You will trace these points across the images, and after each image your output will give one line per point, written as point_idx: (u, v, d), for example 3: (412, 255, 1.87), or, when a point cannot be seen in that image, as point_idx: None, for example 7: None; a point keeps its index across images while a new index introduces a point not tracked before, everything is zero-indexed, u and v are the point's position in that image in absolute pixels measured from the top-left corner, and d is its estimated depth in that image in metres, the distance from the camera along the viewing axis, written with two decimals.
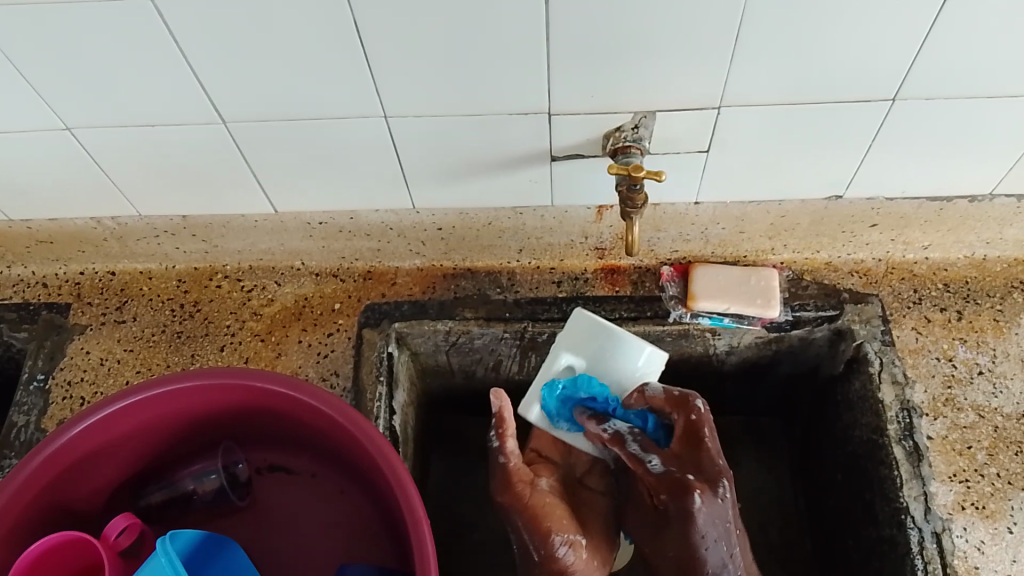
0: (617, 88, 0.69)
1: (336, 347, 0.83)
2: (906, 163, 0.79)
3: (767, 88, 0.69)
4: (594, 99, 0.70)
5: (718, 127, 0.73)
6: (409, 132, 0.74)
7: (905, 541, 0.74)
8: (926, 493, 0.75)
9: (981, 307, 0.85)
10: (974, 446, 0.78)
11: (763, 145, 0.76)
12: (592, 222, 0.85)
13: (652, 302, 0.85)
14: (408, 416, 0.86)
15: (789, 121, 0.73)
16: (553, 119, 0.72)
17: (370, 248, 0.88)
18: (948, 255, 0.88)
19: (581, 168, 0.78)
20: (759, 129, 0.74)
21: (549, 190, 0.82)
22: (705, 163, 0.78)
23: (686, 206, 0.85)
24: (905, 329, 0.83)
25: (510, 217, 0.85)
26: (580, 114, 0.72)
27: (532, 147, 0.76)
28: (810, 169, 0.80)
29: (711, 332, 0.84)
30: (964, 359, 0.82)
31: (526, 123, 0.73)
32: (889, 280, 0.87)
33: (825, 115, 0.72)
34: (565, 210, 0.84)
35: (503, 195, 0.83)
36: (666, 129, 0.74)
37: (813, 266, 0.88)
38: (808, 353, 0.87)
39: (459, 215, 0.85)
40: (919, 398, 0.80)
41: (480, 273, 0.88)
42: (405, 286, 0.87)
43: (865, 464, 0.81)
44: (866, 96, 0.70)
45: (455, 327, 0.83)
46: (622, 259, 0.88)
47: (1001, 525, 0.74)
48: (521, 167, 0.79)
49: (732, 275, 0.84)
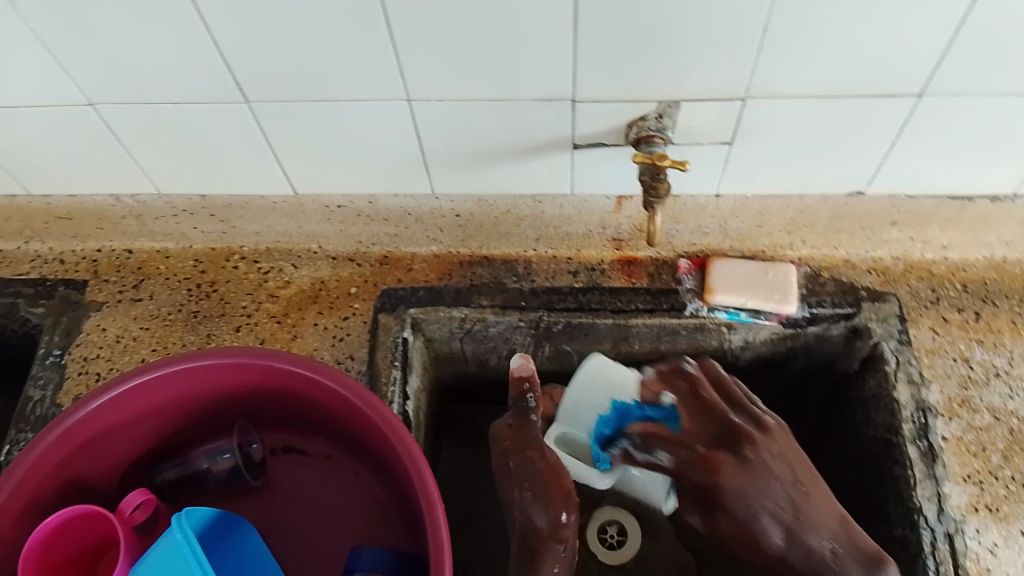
0: (642, 77, 0.69)
1: (351, 329, 0.83)
2: (932, 160, 0.78)
3: (792, 81, 0.69)
4: (617, 88, 0.70)
5: (740, 119, 0.73)
6: (430, 116, 0.74)
7: (917, 541, 0.74)
8: (939, 494, 0.75)
9: (1000, 308, 0.84)
10: (989, 448, 0.78)
11: (784, 138, 0.76)
12: (611, 212, 0.88)
13: (669, 294, 0.85)
14: (421, 404, 0.86)
15: (813, 115, 0.73)
16: (576, 107, 0.72)
17: (388, 232, 0.88)
18: (967, 256, 0.86)
19: (601, 157, 0.78)
20: (784, 122, 0.73)
21: (569, 177, 0.82)
22: (727, 156, 0.78)
23: (706, 198, 0.88)
24: (922, 329, 0.83)
25: (528, 205, 0.89)
26: (604, 102, 0.72)
27: (555, 134, 0.76)
28: (830, 165, 0.79)
29: (726, 326, 0.84)
30: (981, 360, 0.82)
31: (548, 110, 0.73)
32: (907, 278, 0.85)
33: (851, 109, 0.72)
34: (584, 200, 0.88)
35: (524, 182, 0.83)
36: (689, 119, 0.74)
37: (832, 263, 0.86)
38: (823, 351, 0.87)
39: (478, 202, 0.89)
40: (934, 398, 0.80)
41: (496, 261, 0.87)
42: (421, 273, 0.86)
43: (878, 463, 0.81)
44: (891, 90, 0.70)
45: (471, 314, 0.84)
46: (639, 250, 0.87)
47: (1014, 529, 0.74)
48: (542, 155, 0.78)
49: (750, 269, 0.84)
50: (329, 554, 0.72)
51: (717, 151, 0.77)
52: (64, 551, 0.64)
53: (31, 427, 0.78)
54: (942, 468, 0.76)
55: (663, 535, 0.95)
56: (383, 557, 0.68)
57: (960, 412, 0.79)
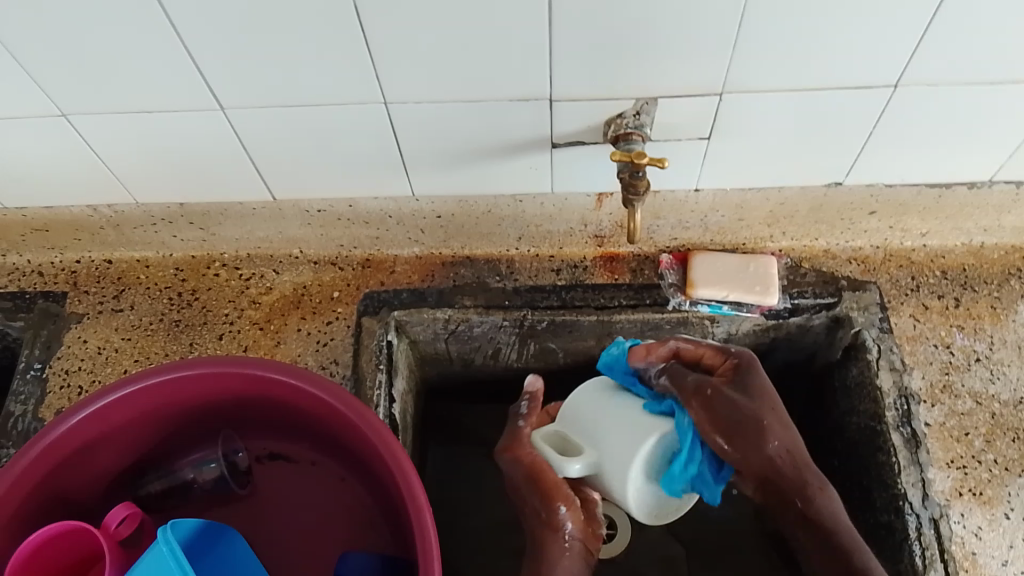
0: (619, 75, 0.69)
1: (334, 334, 0.83)
2: (909, 151, 0.79)
3: (767, 76, 0.69)
4: (593, 86, 0.70)
5: (717, 116, 0.74)
6: (407, 119, 0.74)
7: (903, 527, 0.75)
8: (923, 479, 0.76)
9: (978, 294, 0.85)
10: (972, 432, 0.78)
11: (761, 134, 0.76)
12: (591, 211, 0.85)
13: (651, 289, 0.86)
14: (406, 405, 0.86)
15: (790, 108, 0.73)
16: (554, 105, 0.72)
17: (369, 235, 0.87)
18: (946, 242, 0.88)
19: (580, 155, 0.78)
20: (762, 117, 0.74)
21: (548, 175, 0.81)
22: (705, 151, 0.78)
23: (685, 193, 0.85)
24: (902, 317, 0.84)
25: (508, 205, 0.85)
26: (582, 101, 0.72)
27: (533, 134, 0.76)
28: (807, 158, 0.80)
29: (709, 319, 0.85)
30: (961, 346, 0.83)
31: (526, 109, 0.73)
32: (887, 267, 0.87)
33: (827, 102, 0.72)
34: (564, 197, 0.84)
35: (504, 183, 0.83)
36: (667, 115, 0.74)
37: (812, 253, 0.88)
38: (805, 341, 0.88)
39: (458, 203, 0.85)
40: (916, 384, 0.80)
41: (479, 261, 0.88)
42: (403, 275, 0.87)
43: (863, 451, 0.82)
44: (866, 82, 0.70)
45: (455, 315, 0.84)
46: (620, 247, 0.88)
47: (998, 511, 0.75)
48: (522, 155, 0.78)
49: (730, 262, 0.85)
50: (318, 561, 0.72)
51: (696, 147, 0.78)
52: (49, 568, 0.64)
53: (13, 443, 0.77)
54: (926, 454, 0.77)
55: (652, 528, 0.95)
56: (372, 563, 0.68)
57: (942, 399, 0.80)
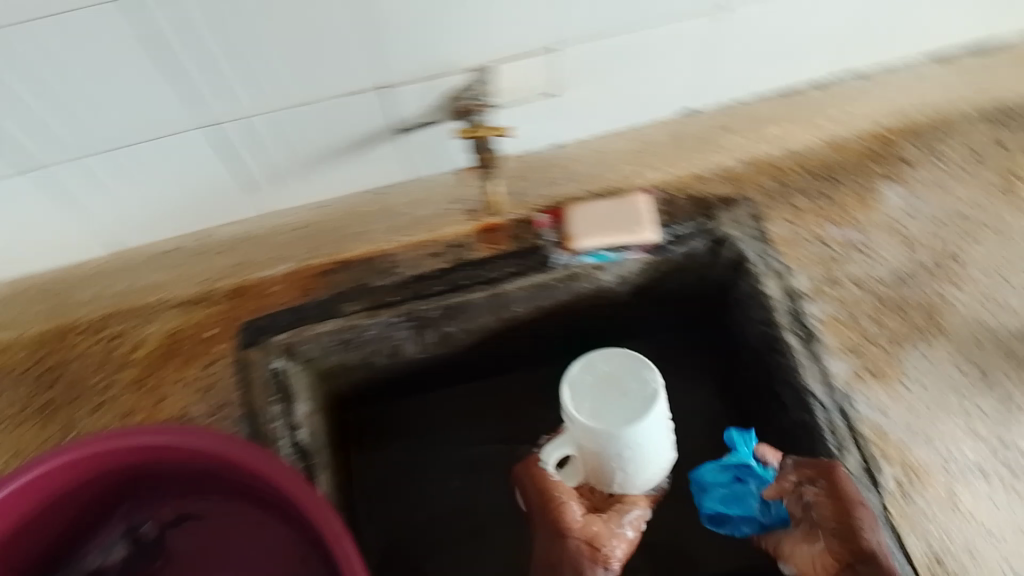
0: (449, 45, 0.70)
1: (216, 376, 0.78)
2: (742, 56, 0.82)
3: (597, 21, 0.72)
4: (425, 63, 0.70)
5: (559, 68, 0.76)
6: (247, 133, 0.73)
7: (813, 422, 0.77)
8: (824, 373, 0.78)
9: (856, 188, 0.85)
10: (861, 318, 0.80)
11: (606, 77, 0.78)
12: (456, 186, 0.87)
13: (534, 254, 0.84)
14: (315, 425, 0.83)
15: (629, 47, 0.76)
16: (394, 91, 0.72)
17: (233, 264, 0.83)
18: (801, 143, 0.87)
19: (433, 134, 0.79)
20: (602, 59, 0.76)
21: (408, 160, 0.82)
22: (557, 106, 0.80)
23: (552, 150, 0.88)
24: (777, 222, 0.84)
25: (372, 200, 0.86)
26: (414, 81, 0.72)
27: (379, 123, 0.75)
28: (654, 90, 0.83)
29: (596, 267, 0.84)
30: (838, 239, 0.83)
31: (364, 101, 0.72)
32: (754, 178, 0.86)
33: (651, 27, 0.74)
34: (427, 180, 0.87)
35: (367, 176, 0.84)
36: (511, 80, 0.75)
37: (683, 181, 0.86)
38: (693, 267, 0.88)
39: (317, 209, 0.86)
40: (803, 285, 0.82)
41: (354, 263, 0.83)
42: (279, 296, 0.82)
43: (767, 358, 0.84)
44: (691, 9, 0.74)
45: (340, 325, 0.81)
46: (496, 216, 0.85)
47: (897, 384, 0.78)
48: (369, 141, 0.78)
49: (604, 207, 0.83)
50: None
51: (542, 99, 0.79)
52: None
53: None
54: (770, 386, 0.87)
55: None
56: None
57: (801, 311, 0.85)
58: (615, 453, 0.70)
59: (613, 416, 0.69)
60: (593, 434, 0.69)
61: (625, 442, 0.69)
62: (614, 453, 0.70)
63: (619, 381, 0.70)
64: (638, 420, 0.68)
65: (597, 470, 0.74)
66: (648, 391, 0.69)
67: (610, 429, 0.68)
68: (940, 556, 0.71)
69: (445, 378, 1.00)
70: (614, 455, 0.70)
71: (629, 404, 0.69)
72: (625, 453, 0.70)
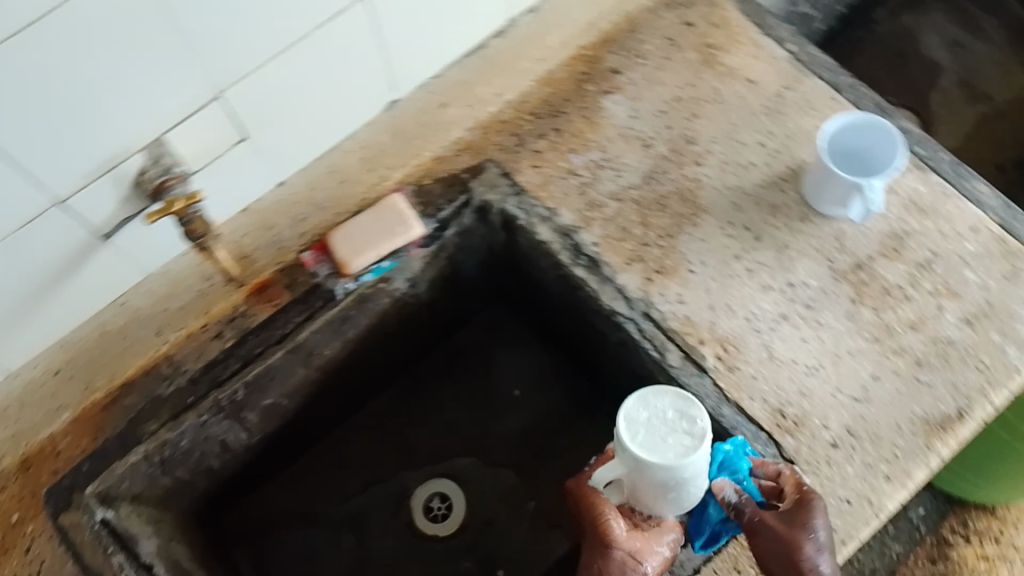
0: (100, 137, 0.65)
1: (41, 555, 0.73)
2: (420, 34, 0.80)
3: (243, 56, 0.68)
4: (87, 163, 0.65)
5: (233, 115, 0.72)
6: None
7: (629, 337, 0.81)
8: (619, 290, 0.81)
9: (576, 111, 0.90)
10: (631, 227, 0.84)
11: (288, 102, 0.75)
12: (201, 264, 0.83)
13: (315, 292, 0.82)
14: (173, 552, 0.80)
15: (292, 66, 0.72)
16: (70, 204, 0.67)
17: (7, 437, 0.78)
18: (519, 92, 0.90)
19: (140, 227, 0.74)
20: (272, 88, 0.72)
21: (132, 259, 0.77)
22: (252, 149, 0.77)
23: (274, 193, 0.85)
24: (525, 172, 0.87)
25: (117, 312, 0.81)
26: (93, 181, 0.67)
27: (75, 239, 0.70)
28: (346, 96, 0.80)
29: (380, 281, 0.84)
30: (583, 164, 0.87)
31: (47, 226, 0.67)
32: (490, 140, 0.88)
33: (310, 41, 0.71)
34: (166, 270, 0.82)
35: (99, 293, 0.78)
36: (185, 143, 0.71)
37: (425, 168, 0.87)
38: (474, 241, 0.89)
39: (62, 346, 0.80)
40: (569, 220, 0.85)
41: (137, 380, 0.80)
42: (71, 447, 0.78)
43: (567, 295, 0.87)
44: (332, 11, 0.70)
45: (149, 447, 0.77)
46: (262, 273, 0.83)
47: (682, 273, 0.82)
48: (76, 261, 0.72)
49: (364, 222, 0.82)
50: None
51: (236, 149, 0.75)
52: None
53: None
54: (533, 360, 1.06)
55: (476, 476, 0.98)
56: None
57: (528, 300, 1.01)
58: (655, 486, 0.61)
59: (660, 450, 0.58)
60: (643, 466, 0.59)
61: (674, 477, 0.59)
62: (659, 488, 0.61)
63: (675, 426, 0.59)
64: (689, 454, 0.58)
65: (645, 498, 0.64)
66: (696, 429, 0.59)
67: (664, 462, 0.58)
68: (782, 408, 0.77)
69: (289, 445, 1.00)
70: (658, 487, 0.61)
71: (678, 442, 0.58)
72: (671, 492, 0.61)
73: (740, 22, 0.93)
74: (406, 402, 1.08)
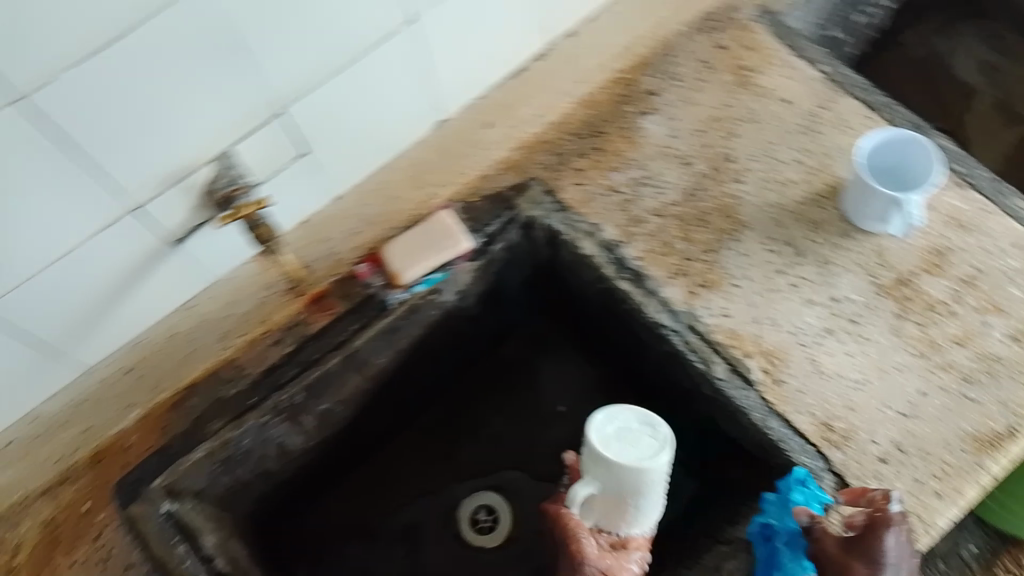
0: (176, 148, 0.70)
1: (109, 544, 0.78)
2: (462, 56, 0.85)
3: (306, 75, 0.73)
4: (161, 172, 0.70)
5: (293, 129, 0.77)
6: (12, 310, 0.71)
7: (674, 348, 0.84)
8: (664, 303, 0.84)
9: (613, 131, 0.93)
10: (672, 240, 0.87)
11: (346, 119, 0.81)
12: (261, 272, 0.87)
13: (369, 303, 0.87)
14: (230, 548, 0.85)
15: (350, 86, 0.78)
16: (144, 210, 0.72)
17: (79, 433, 0.83)
18: (560, 111, 0.94)
19: (205, 234, 0.79)
20: (331, 106, 0.78)
21: (198, 267, 0.83)
22: (310, 162, 0.82)
23: (329, 206, 0.90)
24: (568, 188, 0.91)
25: (183, 317, 0.86)
26: (166, 189, 0.72)
27: (147, 246, 0.75)
28: (398, 113, 0.86)
29: (432, 293, 0.88)
30: (624, 182, 0.90)
31: (122, 231, 0.72)
32: (531, 158, 0.92)
33: (365, 61, 0.77)
34: (228, 278, 0.87)
35: (167, 298, 0.83)
36: (249, 154, 0.76)
37: (472, 186, 0.92)
38: (519, 255, 0.93)
39: (134, 347, 0.85)
40: (611, 234, 0.88)
41: (202, 382, 0.85)
42: (139, 445, 0.83)
43: (611, 305, 0.90)
44: (388, 33, 0.76)
45: (212, 446, 0.82)
46: (320, 283, 0.88)
47: (725, 287, 0.84)
48: (141, 264, 0.77)
49: (412, 237, 0.86)
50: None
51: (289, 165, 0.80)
52: None
53: None
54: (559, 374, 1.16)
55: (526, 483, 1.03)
56: None
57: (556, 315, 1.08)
58: (627, 496, 0.65)
59: (633, 454, 0.63)
60: (617, 474, 0.63)
61: (645, 481, 0.63)
62: (630, 498, 0.65)
63: (640, 435, 0.64)
64: (659, 458, 0.63)
65: (615, 512, 0.67)
66: (659, 433, 0.64)
67: (638, 465, 0.62)
68: (828, 421, 0.78)
69: (341, 454, 1.04)
70: (629, 497, 0.65)
71: (645, 450, 0.63)
72: (639, 500, 0.65)
73: (774, 44, 0.97)
74: (451, 415, 1.12)
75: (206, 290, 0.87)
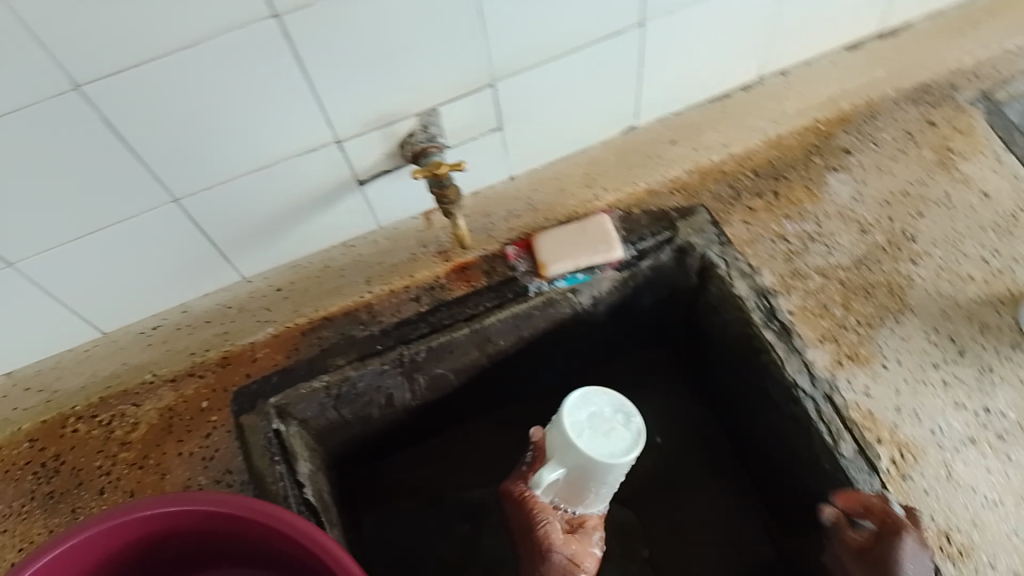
0: (394, 94, 0.83)
1: (217, 446, 0.89)
2: (663, 72, 0.96)
3: (528, 50, 0.85)
4: (366, 115, 0.84)
5: (495, 103, 0.89)
6: (203, 206, 0.86)
7: (805, 414, 0.84)
8: (806, 364, 0.85)
9: (801, 182, 0.97)
10: (831, 304, 0.88)
11: (549, 100, 0.92)
12: (424, 231, 0.99)
13: (509, 284, 0.94)
14: (319, 481, 0.95)
15: (562, 71, 0.89)
16: (341, 145, 0.87)
17: (218, 334, 0.96)
18: (746, 145, 1.00)
19: (390, 179, 0.93)
20: (540, 88, 0.90)
21: (371, 211, 0.96)
22: (500, 138, 0.94)
23: (504, 183, 1.01)
24: (735, 223, 0.95)
25: (342, 253, 0.99)
26: (365, 131, 0.86)
27: (334, 176, 0.90)
28: (591, 108, 0.96)
29: (569, 291, 0.95)
30: (793, 232, 0.93)
31: (315, 159, 0.87)
32: (706, 185, 0.98)
33: (583, 54, 0.88)
34: (393, 227, 1.00)
35: (334, 232, 0.97)
36: (449, 122, 0.89)
37: (639, 199, 0.98)
38: (665, 276, 0.98)
39: (292, 270, 0.99)
40: (769, 280, 0.90)
41: (338, 317, 0.95)
42: (267, 359, 0.94)
43: (743, 351, 0.93)
44: (611, 30, 0.87)
45: (332, 379, 0.92)
46: (465, 255, 0.96)
47: (877, 366, 0.84)
48: (325, 197, 0.92)
49: (569, 230, 0.94)
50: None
51: (492, 125, 0.92)
52: None
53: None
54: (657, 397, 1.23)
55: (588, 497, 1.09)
56: None
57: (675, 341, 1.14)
58: (595, 479, 0.78)
59: (605, 447, 0.76)
60: (589, 462, 0.76)
61: (612, 471, 0.77)
62: (595, 482, 0.79)
63: (611, 428, 0.78)
64: (626, 449, 0.77)
65: (579, 492, 0.81)
66: (628, 423, 0.79)
67: (608, 454, 0.76)
68: (950, 532, 0.75)
69: (436, 418, 1.12)
70: (595, 480, 0.79)
71: (614, 442, 0.77)
72: (604, 483, 0.79)
73: (986, 135, 0.99)
74: (543, 407, 1.20)
75: (369, 234, 1.00)
